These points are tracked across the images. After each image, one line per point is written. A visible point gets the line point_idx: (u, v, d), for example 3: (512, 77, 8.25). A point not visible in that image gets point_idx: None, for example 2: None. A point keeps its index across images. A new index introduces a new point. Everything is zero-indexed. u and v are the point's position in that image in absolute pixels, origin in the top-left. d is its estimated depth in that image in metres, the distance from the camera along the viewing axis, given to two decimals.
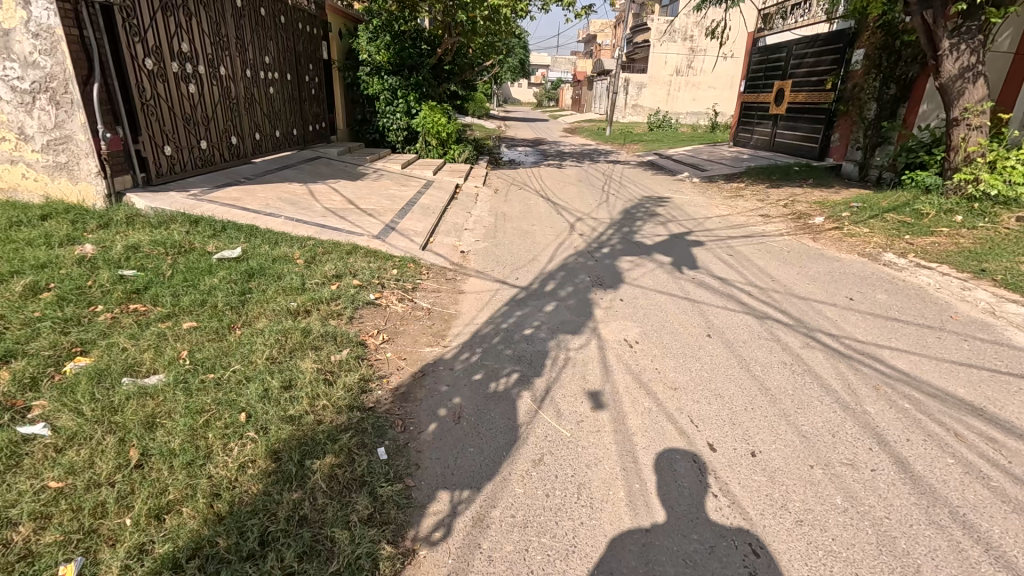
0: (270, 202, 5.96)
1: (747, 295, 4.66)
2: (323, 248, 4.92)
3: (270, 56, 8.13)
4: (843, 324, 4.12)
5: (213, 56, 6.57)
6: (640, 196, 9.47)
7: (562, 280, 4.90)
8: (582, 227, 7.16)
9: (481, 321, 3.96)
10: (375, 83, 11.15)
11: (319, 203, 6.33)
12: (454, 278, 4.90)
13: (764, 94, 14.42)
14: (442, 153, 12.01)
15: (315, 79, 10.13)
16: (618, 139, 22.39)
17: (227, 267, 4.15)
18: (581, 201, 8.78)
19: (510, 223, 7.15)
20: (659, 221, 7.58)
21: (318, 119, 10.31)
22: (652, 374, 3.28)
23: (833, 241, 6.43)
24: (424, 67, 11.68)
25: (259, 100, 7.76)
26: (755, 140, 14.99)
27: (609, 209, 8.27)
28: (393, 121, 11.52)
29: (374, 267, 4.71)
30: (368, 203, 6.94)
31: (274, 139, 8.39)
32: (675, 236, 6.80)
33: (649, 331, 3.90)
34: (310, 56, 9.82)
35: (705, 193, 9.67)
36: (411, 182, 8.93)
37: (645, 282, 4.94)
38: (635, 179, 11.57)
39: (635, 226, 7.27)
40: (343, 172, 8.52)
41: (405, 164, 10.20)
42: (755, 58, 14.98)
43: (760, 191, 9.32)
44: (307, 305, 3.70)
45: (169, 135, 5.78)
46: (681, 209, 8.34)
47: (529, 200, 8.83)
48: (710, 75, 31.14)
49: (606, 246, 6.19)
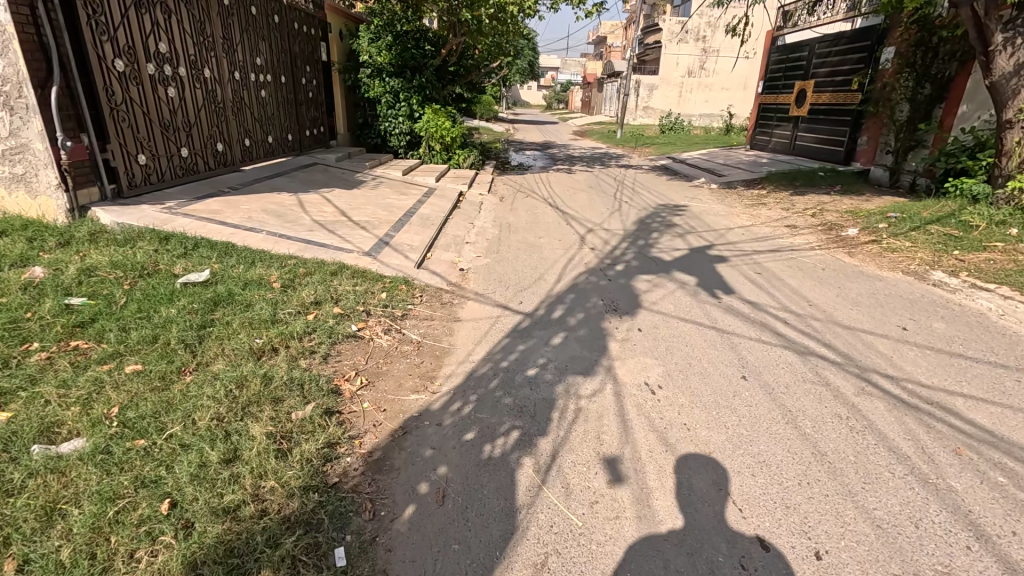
0: (254, 215, 5.48)
1: (783, 324, 4.08)
2: (305, 268, 4.42)
3: (262, 57, 7.68)
4: (901, 362, 3.52)
5: (196, 57, 6.11)
6: (655, 203, 8.91)
7: (571, 305, 4.35)
8: (593, 239, 6.62)
9: (477, 359, 3.42)
10: (377, 86, 10.69)
11: (308, 215, 5.85)
12: (450, 302, 4.38)
13: (784, 95, 13.78)
14: (446, 158, 11.51)
15: (313, 82, 9.68)
16: (630, 143, 21.83)
17: (191, 294, 3.66)
18: (592, 210, 8.23)
19: (516, 235, 6.63)
20: (677, 232, 7.01)
21: (316, 123, 9.86)
22: (682, 433, 2.70)
23: (872, 257, 5.83)
24: (427, 68, 11.22)
25: (249, 104, 7.31)
26: (774, 143, 14.33)
27: (622, 219, 7.71)
28: (395, 125, 11.06)
29: (360, 291, 4.21)
30: (363, 214, 6.45)
31: (267, 145, 7.93)
32: (695, 250, 6.23)
33: (674, 371, 3.33)
34: (307, 57, 9.37)
35: (725, 200, 9.08)
36: (412, 190, 8.44)
37: (665, 308, 4.37)
38: (649, 185, 10.99)
39: (651, 238, 6.71)
40: (339, 180, 8.05)
41: (406, 170, 9.73)
42: (774, 58, 14.35)
43: (784, 198, 8.72)
44: (274, 343, 3.19)
45: (144, 142, 5.31)
46: (699, 219, 7.77)
47: (536, 209, 8.30)
48: (723, 76, 30.45)
49: (620, 263, 5.63)
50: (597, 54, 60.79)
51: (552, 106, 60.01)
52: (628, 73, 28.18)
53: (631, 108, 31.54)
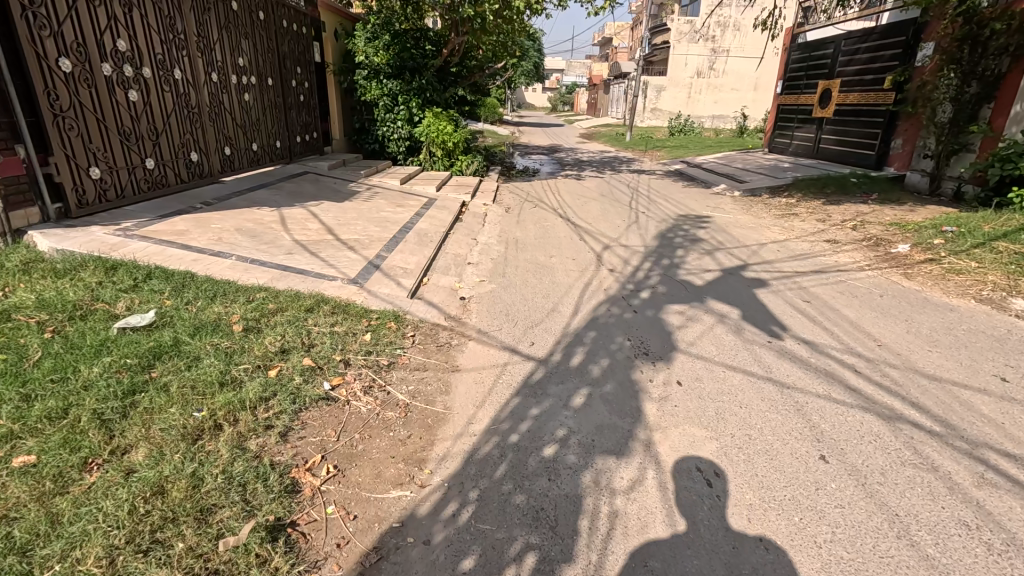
0: (225, 235, 4.79)
1: (853, 375, 3.33)
2: (275, 304, 3.72)
3: (245, 58, 7.02)
4: (1018, 432, 2.76)
5: (165, 56, 5.44)
6: (674, 214, 8.17)
7: (592, 348, 3.63)
8: (611, 258, 5.89)
9: (478, 431, 2.71)
10: (374, 88, 10.02)
11: (289, 235, 5.17)
12: (446, 345, 3.66)
13: (805, 96, 13.02)
14: (448, 165, 10.81)
15: (305, 84, 9.01)
16: (640, 145, 21.09)
17: (126, 344, 2.95)
18: (608, 223, 7.49)
19: (523, 253, 5.91)
20: (704, 249, 6.26)
21: (308, 128, 9.20)
22: (761, 557, 1.99)
23: (934, 280, 5.08)
24: (428, 70, 10.55)
25: (228, 109, 6.63)
26: (795, 146, 13.57)
27: (641, 233, 6.98)
28: (394, 129, 10.38)
29: (338, 333, 3.50)
30: (352, 231, 5.76)
31: (251, 153, 7.26)
32: (728, 271, 5.49)
33: (732, 449, 2.60)
34: (298, 58, 8.71)
35: (751, 210, 8.34)
36: (410, 201, 7.74)
37: (706, 351, 3.64)
38: (666, 193, 10.23)
39: (675, 256, 5.98)
40: (330, 191, 7.36)
41: (404, 179, 9.05)
42: (793, 57, 13.60)
43: (817, 208, 7.97)
44: (219, 416, 2.48)
45: (98, 154, 4.63)
46: (726, 232, 7.03)
47: (545, 221, 7.59)
48: (733, 77, 29.69)
49: (644, 288, 4.91)
50: (604, 55, 60.02)
51: (557, 108, 59.26)
52: (636, 74, 27.42)
53: (639, 110, 30.73)
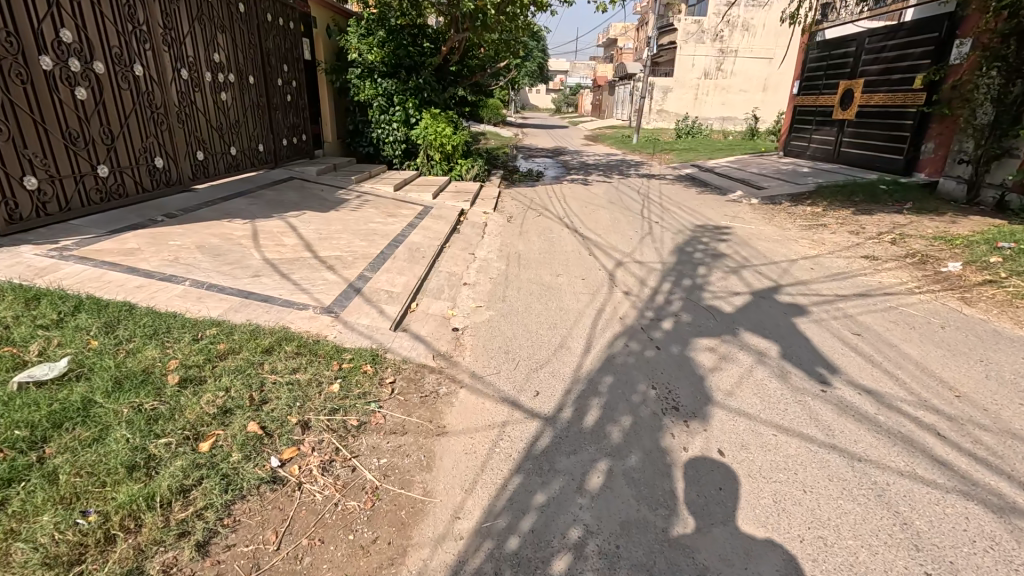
0: (182, 254, 4.17)
1: (936, 440, 2.68)
2: (226, 345, 3.08)
3: (222, 55, 6.41)
4: None
5: (122, 50, 4.83)
6: (691, 224, 7.51)
7: (609, 400, 2.99)
8: (625, 277, 5.24)
9: (466, 533, 2.07)
10: (367, 87, 9.41)
11: (259, 252, 4.53)
12: (432, 396, 3.03)
13: (824, 96, 12.36)
14: (447, 169, 10.19)
15: (292, 84, 8.41)
16: (647, 148, 20.45)
17: (19, 405, 2.29)
18: (619, 235, 6.84)
19: (526, 271, 5.27)
20: (728, 267, 5.61)
21: (296, 131, 8.59)
22: None
23: (999, 306, 4.41)
24: (426, 68, 9.94)
25: (201, 109, 6.01)
26: (813, 149, 12.90)
27: (656, 247, 6.32)
28: (389, 131, 9.77)
29: (298, 385, 2.86)
30: (335, 246, 5.13)
31: (229, 157, 6.64)
32: (759, 294, 4.82)
33: (804, 564, 1.95)
34: (284, 55, 8.09)
35: (774, 220, 7.68)
36: (403, 210, 7.11)
37: (749, 404, 3.00)
38: (679, 199, 9.57)
39: (697, 275, 5.32)
40: (315, 199, 6.75)
41: (399, 185, 8.42)
42: (811, 56, 12.95)
43: (847, 219, 7.31)
44: (117, 522, 1.85)
45: (35, 160, 4.01)
46: (750, 246, 6.37)
47: (550, 232, 6.95)
48: (741, 78, 29.00)
49: (666, 315, 4.25)
50: (608, 56, 59.37)
51: (561, 110, 58.62)
52: (642, 75, 26.76)
53: (645, 112, 30.07)
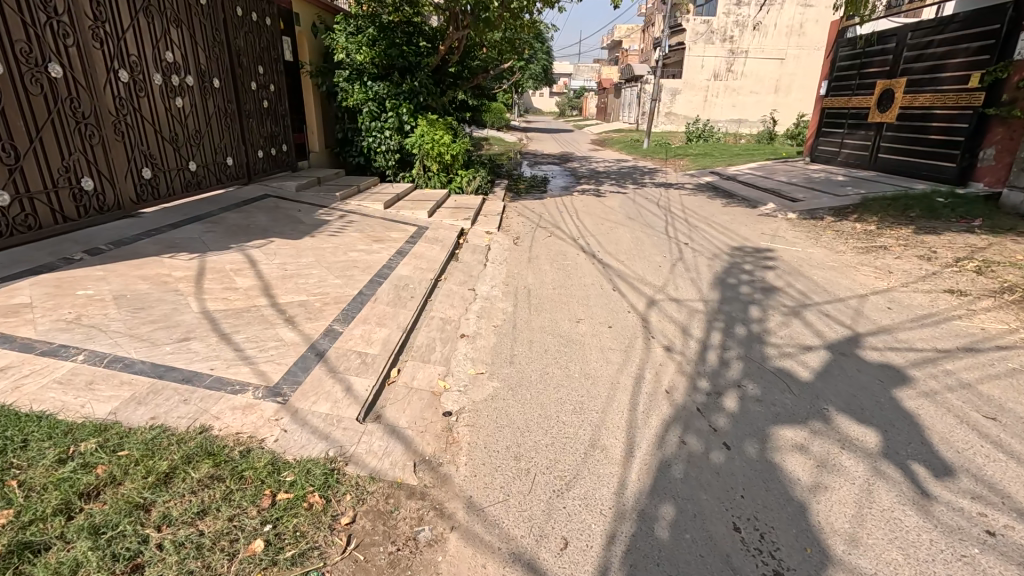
0: (91, 308, 3.19)
1: None
2: (102, 472, 2.06)
3: (177, 53, 5.45)
4: None
5: (32, 46, 3.87)
6: (726, 246, 6.48)
7: (676, 560, 1.98)
8: (662, 322, 4.22)
9: None
10: (356, 91, 8.42)
11: (197, 302, 3.54)
12: (406, 553, 2.01)
13: (858, 97, 11.31)
14: (446, 181, 9.21)
15: (270, 87, 7.43)
16: (658, 153, 19.44)
17: None
18: (646, 263, 5.80)
19: (538, 317, 4.24)
20: (785, 306, 4.59)
21: (275, 141, 7.61)
22: None
23: None
24: (423, 69, 8.96)
25: (148, 118, 5.05)
26: (845, 155, 11.86)
27: (691, 278, 5.29)
28: (381, 140, 8.77)
29: (196, 550, 1.84)
30: (300, 287, 4.13)
31: (187, 174, 5.66)
32: (837, 349, 3.77)
33: None
34: (259, 54, 7.12)
35: (821, 241, 6.64)
36: (392, 232, 6.12)
37: (891, 565, 1.97)
38: (706, 214, 8.53)
39: (749, 319, 4.29)
40: (289, 222, 5.75)
41: (390, 202, 7.43)
42: (842, 53, 11.92)
43: (910, 240, 6.25)
44: None
45: None
46: (804, 277, 5.33)
47: (563, 259, 5.93)
48: (752, 79, 27.92)
49: (726, 388, 3.22)
50: (613, 59, 58.38)
51: (565, 113, 57.65)
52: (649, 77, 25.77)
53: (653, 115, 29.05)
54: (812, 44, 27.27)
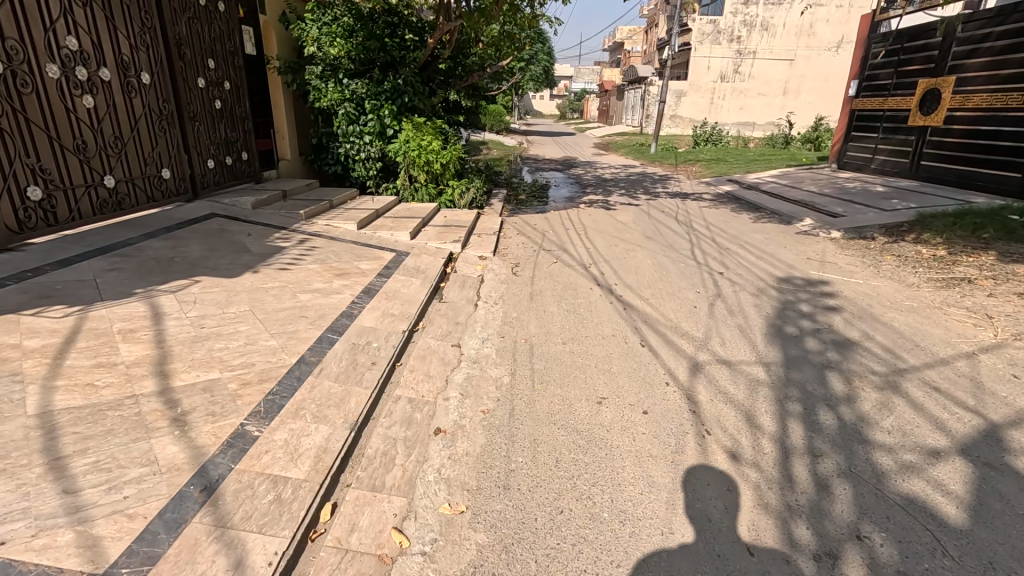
0: None
1: None
2: None
3: (83, 39, 4.33)
4: None
5: None
6: (770, 278, 5.33)
7: None
8: (715, 404, 3.06)
9: None
10: (331, 90, 7.30)
11: (39, 395, 2.38)
12: None
13: (898, 98, 10.18)
14: (435, 193, 8.06)
15: (225, 85, 6.29)
16: (667, 158, 18.32)
17: None
18: (678, 303, 4.64)
19: (544, 396, 3.08)
20: (875, 372, 3.42)
21: (232, 148, 6.46)
22: None
23: None
24: (408, 65, 7.81)
25: (36, 121, 3.91)
26: (879, 161, 10.73)
27: (739, 327, 4.14)
28: (360, 146, 7.64)
29: None
30: (215, 357, 2.97)
31: (101, 191, 4.52)
32: (979, 455, 2.60)
33: None
34: (209, 46, 5.98)
35: (882, 271, 5.49)
36: (362, 262, 4.97)
37: None
38: (734, 232, 7.38)
39: (834, 397, 3.12)
40: (231, 251, 4.60)
41: (366, 220, 6.29)
42: (878, 50, 10.79)
43: (997, 272, 5.09)
44: None
45: None
46: (881, 324, 4.18)
47: (573, 296, 4.78)
48: (760, 81, 26.78)
49: (843, 544, 2.06)
50: (615, 60, 57.29)
51: (566, 116, 56.65)
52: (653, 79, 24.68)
53: None
54: (823, 44, 26.12)
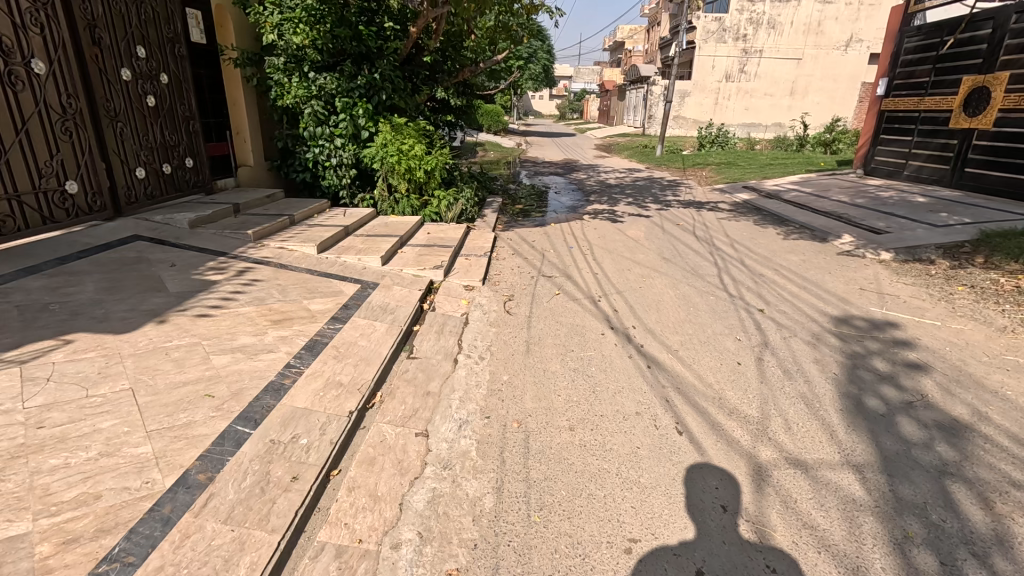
0: None
1: None
2: None
3: None
4: None
5: None
6: (823, 318, 4.30)
7: None
8: (802, 552, 2.03)
9: None
10: (295, 85, 6.26)
11: None
12: None
13: (937, 97, 9.17)
14: (418, 204, 7.03)
15: (161, 78, 5.26)
16: (674, 161, 17.26)
17: None
18: (716, 358, 3.61)
19: (543, 542, 2.05)
20: (1017, 484, 2.39)
21: (172, 154, 5.42)
22: None
23: None
24: (387, 57, 6.77)
25: None
26: (913, 167, 9.73)
27: (803, 400, 3.11)
28: (330, 151, 6.62)
29: None
30: (36, 489, 1.92)
31: None
32: None
33: None
34: (136, 30, 4.93)
35: (960, 310, 4.45)
36: (314, 302, 3.93)
37: None
38: (764, 251, 6.36)
39: (975, 537, 2.09)
40: (139, 288, 3.56)
41: (331, 240, 5.26)
42: (914, 44, 9.76)
43: None
44: None
45: None
46: (992, 396, 3.14)
47: (580, 346, 3.75)
48: (766, 81, 25.72)
49: None
50: (616, 59, 56.13)
51: (566, 116, 55.58)
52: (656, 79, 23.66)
53: None
54: (832, 42, 25.01)
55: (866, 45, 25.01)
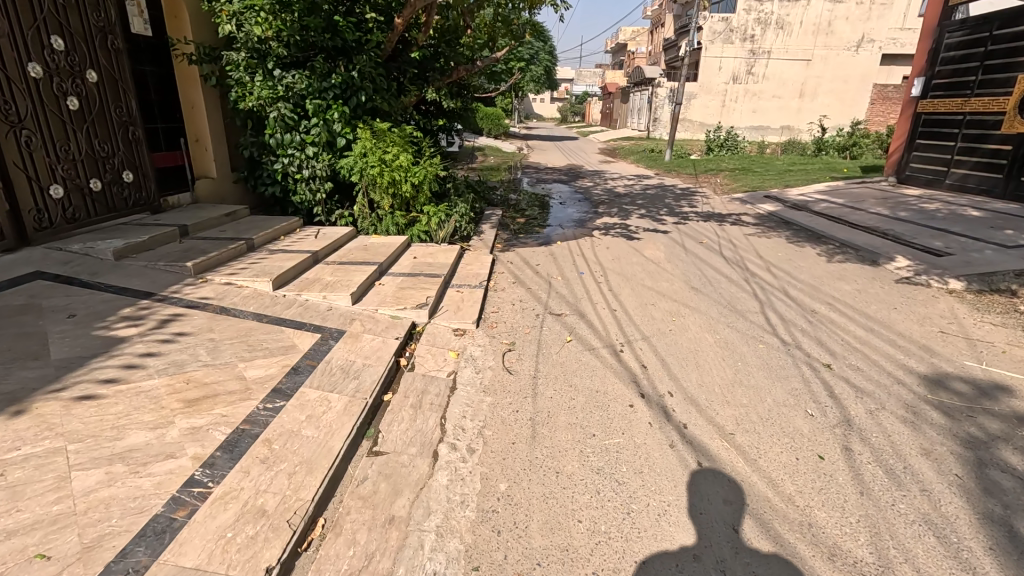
0: None
1: None
2: None
3: None
4: None
5: None
6: (911, 379, 3.35)
7: None
8: None
9: None
10: (258, 84, 5.34)
11: None
12: None
13: (985, 98, 8.26)
14: (405, 221, 6.10)
15: (88, 75, 4.34)
16: (683, 166, 16.34)
17: None
18: (789, 448, 2.66)
19: None
20: None
21: (104, 166, 4.49)
22: None
23: None
24: (367, 52, 5.85)
25: None
26: (956, 175, 8.79)
27: (931, 528, 2.16)
28: (301, 161, 5.70)
29: None
30: None
31: None
32: None
33: None
34: (50, 15, 4.02)
35: None
36: (253, 365, 2.99)
37: None
38: (808, 277, 5.44)
39: None
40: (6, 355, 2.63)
41: (292, 271, 4.32)
42: (956, 40, 8.85)
43: None
44: None
45: None
46: None
47: (604, 428, 2.81)
48: (774, 83, 24.73)
49: None
50: (618, 61, 55.14)
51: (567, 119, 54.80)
52: None
53: None
54: (843, 42, 24.04)
55: (878, 45, 23.89)
